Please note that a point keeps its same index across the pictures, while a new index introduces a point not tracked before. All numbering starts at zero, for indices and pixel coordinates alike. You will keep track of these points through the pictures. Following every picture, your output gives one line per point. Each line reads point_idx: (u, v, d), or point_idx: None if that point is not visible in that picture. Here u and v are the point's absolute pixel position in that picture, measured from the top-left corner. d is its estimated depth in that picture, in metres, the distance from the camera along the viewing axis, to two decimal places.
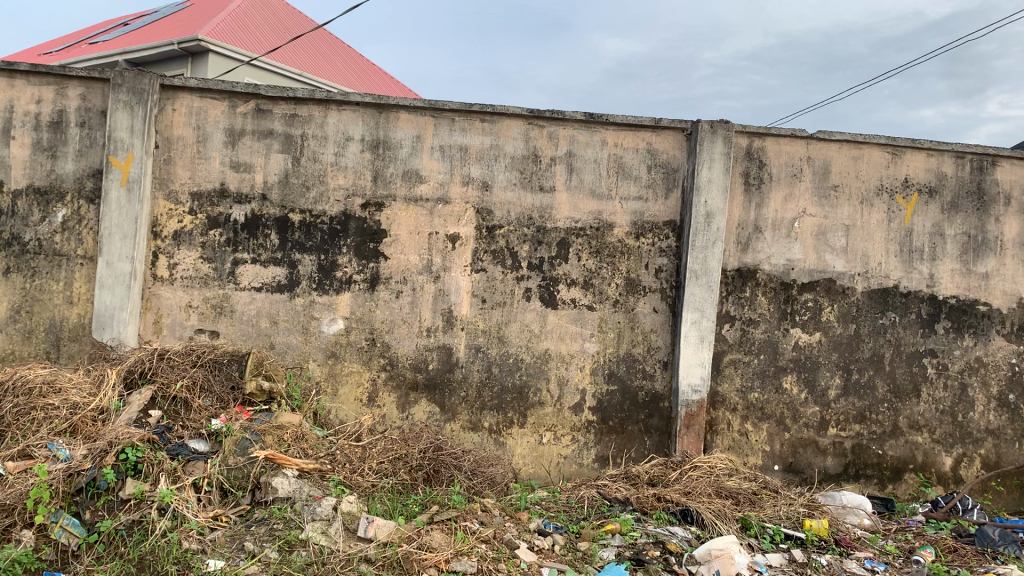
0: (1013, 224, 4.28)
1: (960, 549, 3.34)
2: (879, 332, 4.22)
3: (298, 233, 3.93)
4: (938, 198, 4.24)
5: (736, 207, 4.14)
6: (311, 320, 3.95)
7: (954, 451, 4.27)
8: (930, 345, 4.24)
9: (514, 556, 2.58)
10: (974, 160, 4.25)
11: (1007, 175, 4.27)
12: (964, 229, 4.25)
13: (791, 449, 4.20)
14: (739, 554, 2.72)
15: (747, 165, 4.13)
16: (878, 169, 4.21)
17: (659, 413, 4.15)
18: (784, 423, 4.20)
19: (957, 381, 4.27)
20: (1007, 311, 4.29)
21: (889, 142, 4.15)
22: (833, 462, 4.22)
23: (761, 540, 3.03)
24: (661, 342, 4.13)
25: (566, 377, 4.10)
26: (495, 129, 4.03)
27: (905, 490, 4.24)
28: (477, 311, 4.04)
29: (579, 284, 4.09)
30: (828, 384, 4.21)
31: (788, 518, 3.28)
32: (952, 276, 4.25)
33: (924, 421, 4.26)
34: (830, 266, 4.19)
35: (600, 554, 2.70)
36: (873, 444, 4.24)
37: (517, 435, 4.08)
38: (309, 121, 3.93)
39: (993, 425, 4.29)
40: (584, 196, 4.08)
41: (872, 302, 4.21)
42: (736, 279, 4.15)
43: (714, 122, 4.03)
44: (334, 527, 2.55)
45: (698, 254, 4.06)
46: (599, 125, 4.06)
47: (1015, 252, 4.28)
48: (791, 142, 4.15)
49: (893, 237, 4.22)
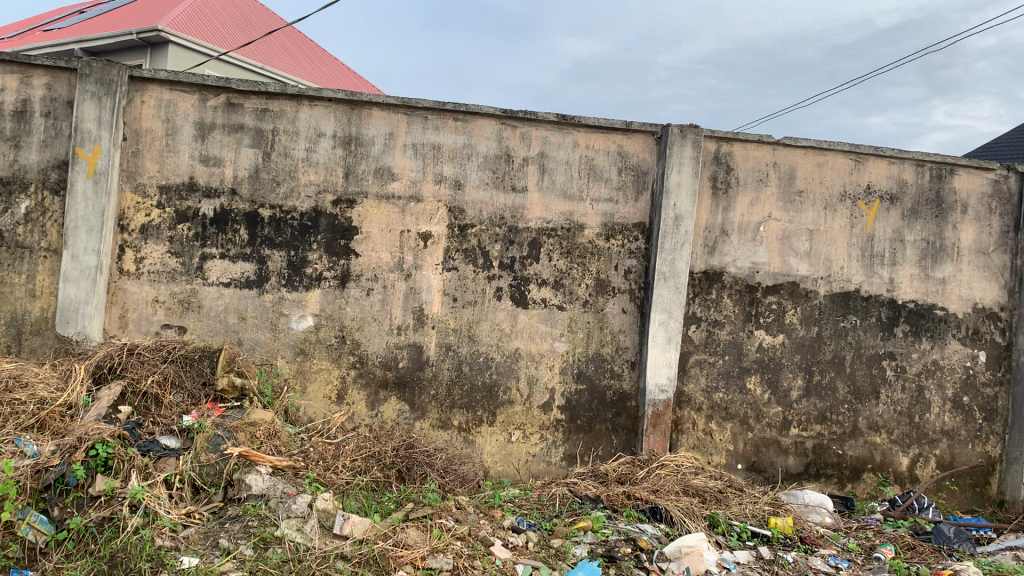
0: (970, 232, 4.41)
1: (919, 546, 3.42)
2: (840, 334, 4.32)
3: (268, 228, 3.90)
4: (898, 204, 4.35)
5: (704, 210, 4.21)
6: (280, 316, 3.93)
7: (911, 451, 4.39)
8: (889, 347, 4.36)
9: (488, 553, 2.58)
10: (933, 168, 4.37)
11: (965, 184, 4.40)
12: (923, 236, 4.37)
13: (753, 448, 4.28)
14: (708, 551, 2.78)
15: (715, 169, 4.20)
16: (841, 175, 4.31)
17: (626, 413, 4.20)
18: (748, 422, 4.28)
19: (914, 383, 4.39)
20: (963, 316, 4.42)
21: (853, 149, 4.26)
22: (794, 462, 4.31)
23: (729, 537, 3.08)
24: (629, 342, 4.19)
25: (535, 377, 4.13)
26: (468, 128, 4.04)
27: (863, 488, 4.35)
28: (448, 310, 4.05)
29: (550, 284, 4.12)
30: (791, 384, 4.30)
31: (754, 516, 3.34)
32: (911, 281, 4.36)
33: (882, 422, 4.36)
34: (794, 270, 4.28)
35: (573, 551, 2.73)
36: (833, 444, 4.33)
37: (486, 434, 4.09)
38: (280, 116, 3.90)
39: (948, 426, 4.41)
40: (555, 196, 4.11)
41: (833, 305, 4.31)
42: (703, 281, 4.21)
43: (683, 126, 4.10)
44: (310, 524, 2.54)
45: (666, 256, 4.11)
46: (571, 127, 4.10)
47: (971, 258, 4.41)
48: (757, 148, 4.23)
49: (855, 242, 4.32)
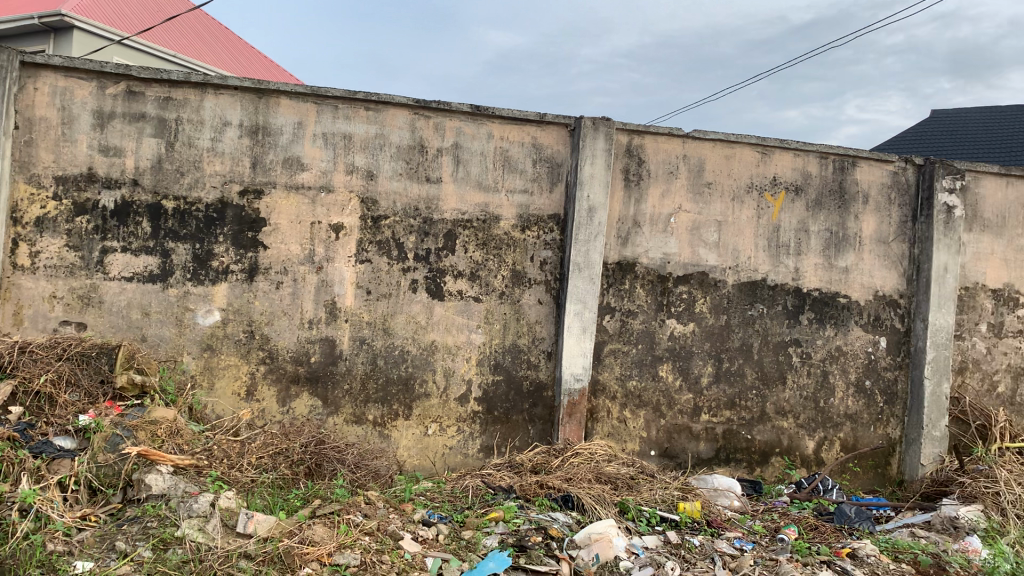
0: (870, 222, 4.57)
1: (821, 526, 3.53)
2: (748, 322, 4.43)
3: (173, 221, 3.78)
4: (803, 196, 4.48)
5: (617, 202, 4.25)
6: (186, 311, 3.81)
7: (816, 435, 4.53)
8: (794, 334, 4.49)
9: (397, 548, 2.56)
10: (836, 160, 4.51)
11: (865, 175, 4.56)
12: (826, 226, 4.51)
13: (666, 435, 4.36)
14: (617, 538, 2.83)
15: (627, 161, 4.25)
16: (748, 167, 4.42)
17: (543, 403, 4.23)
18: (660, 409, 4.35)
19: (819, 369, 4.53)
20: (864, 303, 4.58)
21: (759, 142, 4.36)
22: (705, 447, 4.41)
23: (638, 523, 3.13)
24: (545, 332, 4.21)
25: (451, 369, 4.11)
26: (380, 118, 3.99)
27: (771, 472, 4.47)
28: (361, 303, 4.00)
29: (465, 276, 4.11)
30: (701, 372, 4.39)
31: (663, 501, 3.40)
32: (815, 270, 4.50)
33: (789, 407, 4.50)
34: (704, 260, 4.37)
35: (484, 542, 2.73)
36: (743, 429, 4.44)
37: (401, 427, 4.06)
38: (184, 104, 3.78)
39: (851, 410, 4.58)
40: (470, 187, 4.10)
41: (742, 294, 4.42)
42: (617, 272, 4.26)
43: (596, 118, 4.14)
44: (212, 523, 2.48)
45: (581, 247, 4.14)
46: (485, 118, 4.10)
47: (871, 248, 4.58)
48: (668, 140, 4.30)
49: (762, 233, 4.43)
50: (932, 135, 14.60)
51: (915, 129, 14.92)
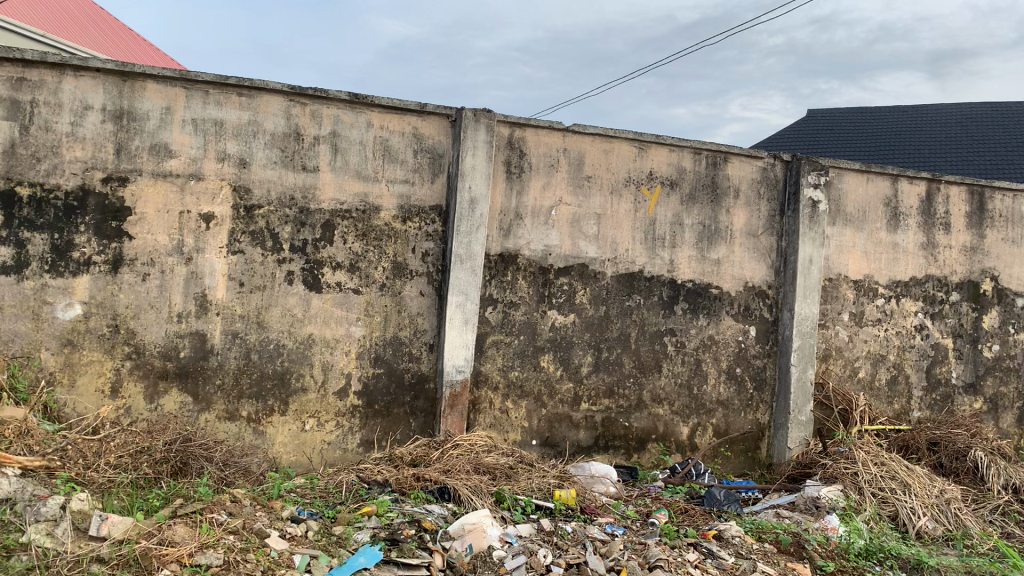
0: (741, 216, 4.75)
1: (690, 509, 3.66)
2: (626, 313, 4.53)
3: (27, 209, 3.57)
4: (678, 190, 4.62)
5: (498, 193, 4.27)
6: (43, 305, 3.60)
7: (690, 421, 4.69)
8: (670, 324, 4.63)
9: (264, 545, 2.50)
10: (709, 156, 4.67)
11: (737, 171, 4.73)
12: (700, 219, 4.66)
13: (547, 424, 4.41)
14: (490, 527, 2.85)
15: (508, 153, 4.27)
16: (626, 161, 4.51)
17: (424, 395, 4.21)
18: (541, 399, 4.40)
19: (693, 357, 4.69)
20: (735, 294, 4.76)
21: (636, 137, 4.47)
22: (585, 435, 4.49)
23: (513, 512, 3.16)
24: (427, 324, 4.19)
25: (330, 362, 4.04)
26: (254, 104, 3.87)
27: (648, 458, 4.60)
28: (234, 295, 3.87)
29: (344, 267, 4.04)
30: (581, 361, 4.47)
31: (540, 490, 3.45)
32: (689, 262, 4.65)
33: (664, 394, 4.63)
34: (583, 252, 4.43)
35: (355, 536, 2.70)
36: (621, 417, 4.55)
37: (277, 423, 3.96)
38: (40, 86, 3.57)
39: (723, 396, 4.75)
40: (349, 177, 4.03)
41: (620, 286, 4.52)
42: (498, 263, 4.28)
43: (477, 110, 4.14)
44: (63, 527, 2.35)
45: (462, 239, 4.14)
46: (364, 107, 4.04)
47: (742, 241, 4.76)
48: (549, 133, 4.35)
49: (639, 226, 4.54)
50: (808, 132, 15.30)
51: (792, 127, 15.60)
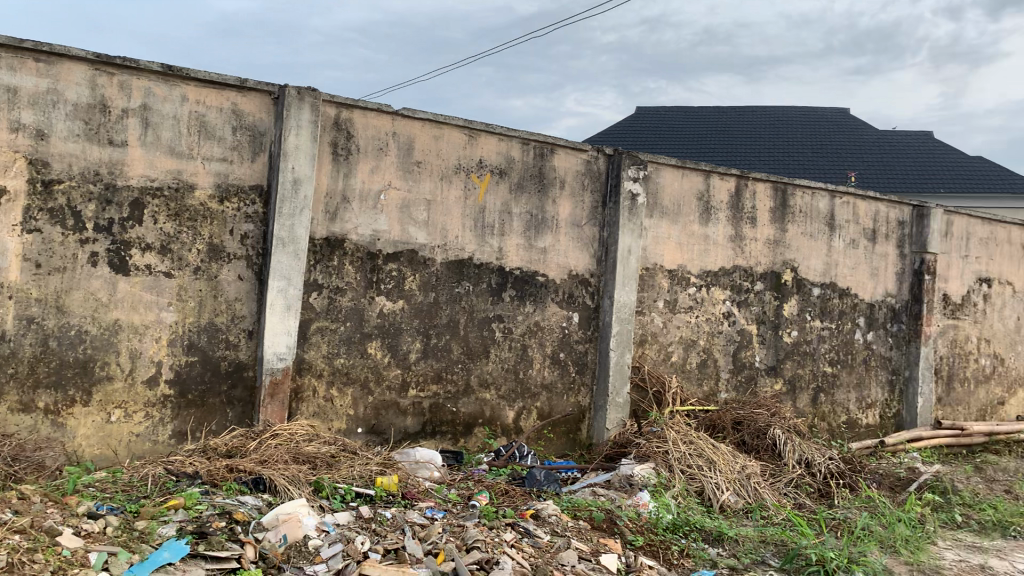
0: (566, 206, 4.89)
1: (511, 491, 3.74)
2: (454, 300, 4.56)
3: None
4: (506, 178, 4.69)
5: (324, 176, 4.17)
6: None
7: (516, 405, 4.79)
8: (497, 311, 4.70)
9: (53, 544, 2.34)
10: (537, 146, 4.77)
11: (563, 162, 4.86)
12: (527, 208, 4.75)
13: (373, 411, 4.36)
14: (307, 516, 2.81)
15: (335, 135, 4.18)
16: (455, 148, 4.53)
17: (243, 383, 4.06)
18: (367, 386, 4.35)
19: (520, 343, 4.78)
20: (560, 281, 4.90)
21: (466, 124, 4.51)
22: (412, 422, 4.48)
23: (332, 501, 3.11)
24: (246, 310, 4.05)
25: (139, 350, 3.82)
26: (53, 72, 3.58)
27: (474, 442, 4.65)
28: (29, 277, 3.57)
29: (155, 249, 3.82)
30: (408, 348, 4.45)
31: (361, 477, 3.42)
32: (517, 250, 4.73)
33: (491, 379, 4.70)
34: (412, 238, 4.42)
35: (159, 531, 2.57)
36: (448, 403, 4.57)
37: (79, 415, 3.69)
38: None
39: (547, 380, 4.89)
40: (162, 153, 3.81)
41: (449, 272, 4.54)
42: (324, 248, 4.19)
43: (301, 88, 4.03)
44: None
45: (285, 222, 4.01)
46: (179, 80, 3.83)
47: (567, 230, 4.90)
48: (377, 116, 4.30)
49: (468, 213, 4.58)
50: (637, 128, 15.95)
51: (622, 123, 16.22)
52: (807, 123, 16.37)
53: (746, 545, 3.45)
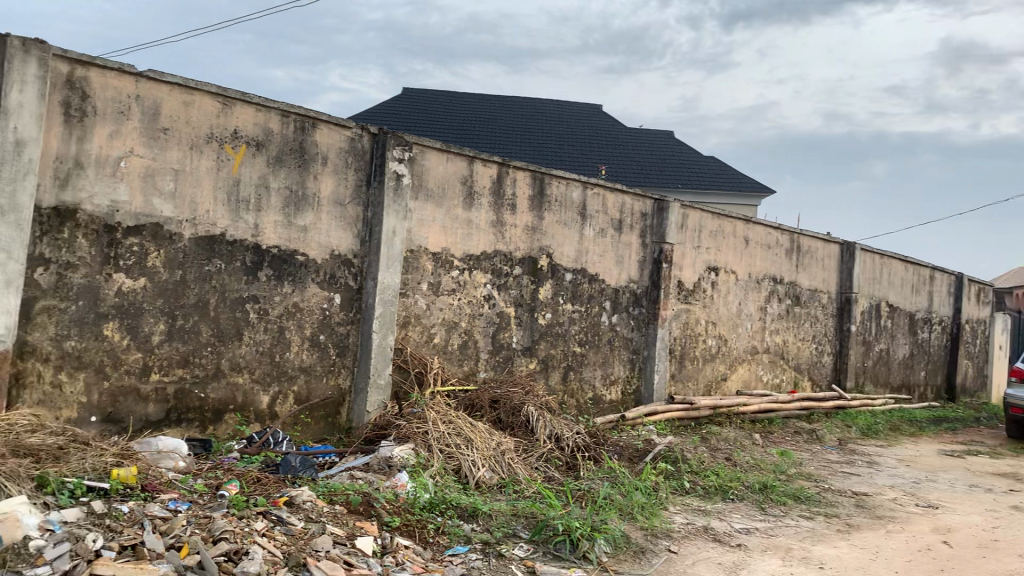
0: (328, 184, 4.78)
1: (264, 478, 3.60)
2: (205, 279, 4.31)
3: None
4: (264, 152, 4.49)
5: (53, 138, 3.75)
6: None
7: (271, 390, 4.62)
8: (252, 291, 4.50)
9: None
10: (297, 120, 4.62)
11: (324, 138, 4.74)
12: (286, 184, 4.59)
13: (110, 399, 4.00)
14: (27, 516, 2.52)
15: (67, 93, 3.78)
16: (207, 117, 4.26)
17: None
18: (103, 371, 3.98)
19: (276, 325, 4.62)
20: (320, 261, 4.78)
21: (220, 92, 4.26)
22: (154, 409, 4.16)
23: (59, 497, 2.83)
24: None
25: None
26: None
27: (224, 430, 4.41)
28: None
29: None
30: (151, 330, 4.14)
31: (93, 470, 3.15)
32: (275, 227, 4.56)
33: (244, 362, 4.50)
34: (157, 211, 4.11)
35: None
36: (196, 388, 4.31)
37: None
38: None
39: (305, 363, 4.76)
40: None
41: (199, 249, 4.27)
42: (52, 218, 3.78)
43: (26, 39, 3.60)
44: None
45: (4, 187, 3.57)
46: None
47: (328, 208, 4.79)
48: (118, 77, 3.95)
49: (222, 186, 4.33)
50: (404, 109, 15.91)
51: (388, 103, 16.10)
52: (565, 117, 17.19)
53: (498, 520, 3.58)
